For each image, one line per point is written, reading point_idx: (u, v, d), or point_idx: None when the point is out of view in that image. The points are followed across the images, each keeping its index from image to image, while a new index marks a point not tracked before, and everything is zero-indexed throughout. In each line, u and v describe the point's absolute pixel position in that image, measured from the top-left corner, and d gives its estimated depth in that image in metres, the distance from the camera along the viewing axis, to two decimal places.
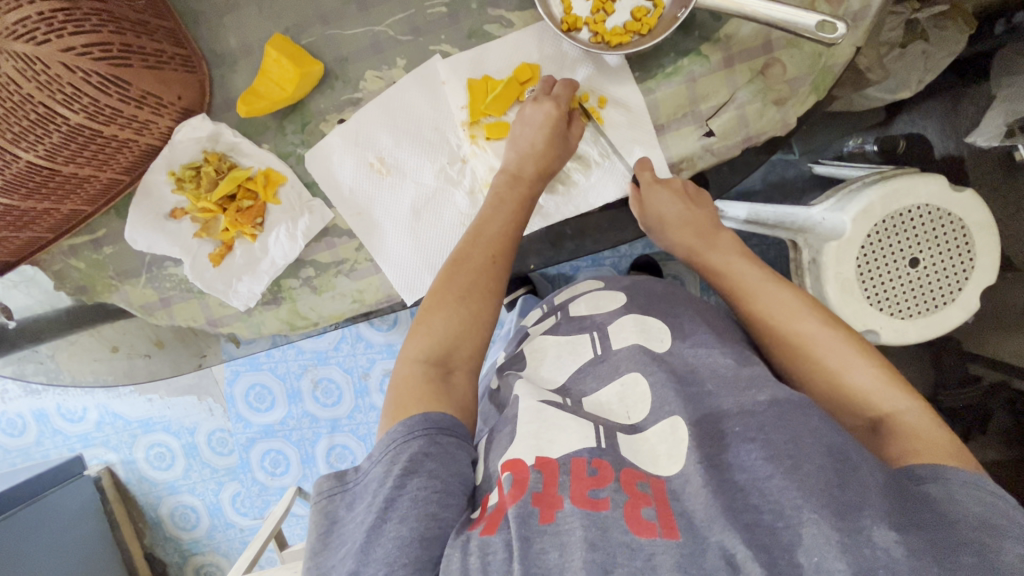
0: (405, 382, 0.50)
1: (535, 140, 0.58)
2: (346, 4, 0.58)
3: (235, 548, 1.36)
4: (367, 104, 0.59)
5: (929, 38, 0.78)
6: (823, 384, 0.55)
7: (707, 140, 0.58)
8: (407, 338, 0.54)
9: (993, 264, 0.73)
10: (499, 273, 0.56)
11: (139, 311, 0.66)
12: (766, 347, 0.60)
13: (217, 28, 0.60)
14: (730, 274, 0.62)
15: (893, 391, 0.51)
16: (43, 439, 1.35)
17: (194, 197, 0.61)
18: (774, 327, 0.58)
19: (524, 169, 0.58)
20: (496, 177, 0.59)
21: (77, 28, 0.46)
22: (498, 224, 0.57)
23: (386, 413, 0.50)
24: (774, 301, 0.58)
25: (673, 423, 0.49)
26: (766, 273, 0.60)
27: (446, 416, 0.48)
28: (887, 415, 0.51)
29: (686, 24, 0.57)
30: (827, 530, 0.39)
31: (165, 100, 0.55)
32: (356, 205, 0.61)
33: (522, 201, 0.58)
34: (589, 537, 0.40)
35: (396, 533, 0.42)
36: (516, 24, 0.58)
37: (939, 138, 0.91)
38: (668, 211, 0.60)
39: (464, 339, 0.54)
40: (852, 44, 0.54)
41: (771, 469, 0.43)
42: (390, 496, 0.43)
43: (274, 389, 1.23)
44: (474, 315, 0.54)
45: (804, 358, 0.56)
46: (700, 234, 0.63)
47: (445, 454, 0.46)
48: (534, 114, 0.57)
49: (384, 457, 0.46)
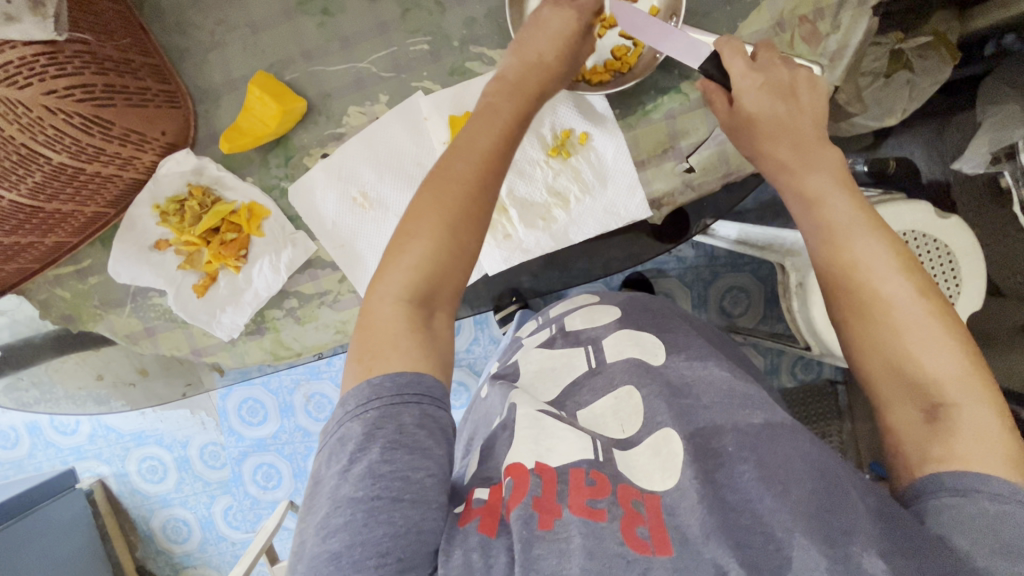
0: (385, 323, 0.45)
1: (545, 49, 0.53)
2: (329, 41, 0.59)
3: (227, 561, 1.37)
4: (350, 139, 0.60)
5: (913, 68, 0.79)
6: (888, 357, 0.46)
7: (687, 176, 0.58)
8: (383, 269, 0.47)
9: (980, 291, 0.73)
10: (489, 198, 0.49)
11: (124, 340, 0.66)
12: (835, 299, 0.49)
13: (201, 64, 0.61)
14: (821, 210, 0.50)
15: (974, 384, 0.43)
16: (36, 451, 1.35)
17: (178, 230, 0.62)
18: (857, 279, 0.47)
19: (524, 76, 0.52)
20: (492, 84, 0.52)
21: (60, 71, 0.46)
22: (487, 138, 0.50)
23: (354, 361, 0.45)
24: (867, 250, 0.47)
25: (665, 435, 0.50)
26: (869, 215, 0.48)
27: (439, 385, 0.45)
28: (955, 408, 0.43)
29: (666, 63, 0.58)
30: (817, 557, 0.40)
31: (149, 136, 0.56)
32: (339, 238, 0.61)
33: (520, 112, 0.52)
34: (587, 545, 0.41)
35: (387, 514, 0.39)
36: (497, 61, 0.58)
37: (927, 164, 0.92)
38: (759, 109, 0.51)
39: (450, 274, 0.47)
40: (830, 84, 0.55)
41: (763, 490, 0.44)
42: (375, 464, 0.40)
43: (266, 404, 1.23)
44: (459, 247, 0.48)
45: (880, 326, 0.46)
46: (800, 150, 0.51)
47: (438, 430, 0.43)
48: (552, 24, 0.53)
49: (367, 415, 0.42)
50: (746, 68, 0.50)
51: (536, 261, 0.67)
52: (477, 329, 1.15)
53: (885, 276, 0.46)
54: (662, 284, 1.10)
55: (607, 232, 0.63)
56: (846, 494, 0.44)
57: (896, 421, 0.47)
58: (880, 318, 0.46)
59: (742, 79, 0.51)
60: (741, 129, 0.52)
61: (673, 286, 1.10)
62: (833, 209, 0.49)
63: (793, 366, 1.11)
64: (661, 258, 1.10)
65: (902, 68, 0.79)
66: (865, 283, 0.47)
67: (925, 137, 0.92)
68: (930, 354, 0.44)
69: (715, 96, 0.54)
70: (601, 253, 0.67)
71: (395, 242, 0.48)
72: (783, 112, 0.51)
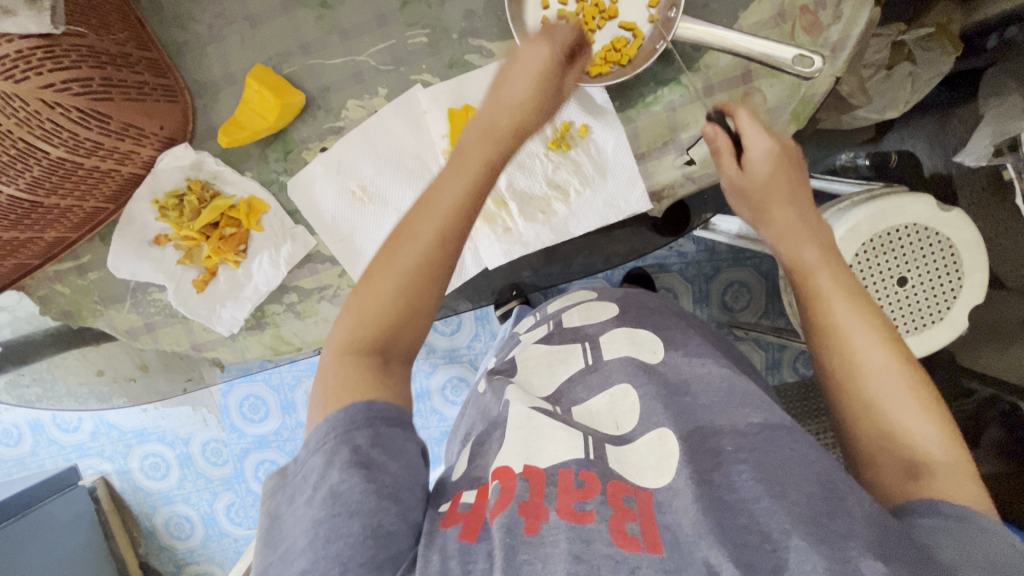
0: (338, 373, 0.46)
1: (517, 94, 0.52)
2: (327, 34, 0.59)
3: (229, 558, 1.37)
4: (349, 133, 0.60)
5: (915, 60, 0.78)
6: (869, 414, 0.49)
7: (687, 169, 0.58)
8: (343, 318, 0.48)
9: (983, 283, 0.72)
10: (450, 250, 0.49)
11: (124, 336, 0.66)
12: (821, 359, 0.53)
13: (200, 58, 0.60)
14: (810, 275, 0.55)
15: (947, 443, 0.46)
16: (39, 449, 1.35)
17: (178, 225, 0.62)
18: (840, 339, 0.52)
19: (499, 120, 0.52)
20: (467, 130, 0.52)
21: (57, 65, 0.46)
22: (453, 190, 0.49)
23: (317, 403, 0.46)
24: (850, 317, 0.52)
25: (662, 435, 0.50)
26: (853, 283, 0.53)
27: (391, 406, 0.45)
28: (931, 465, 0.45)
29: (666, 54, 0.58)
30: (815, 557, 0.39)
31: (147, 131, 0.56)
32: (339, 233, 0.61)
33: (490, 161, 0.51)
34: (573, 550, 0.40)
35: (347, 530, 0.39)
36: (496, 54, 0.58)
37: (929, 157, 0.92)
38: (766, 166, 0.54)
39: (407, 327, 0.48)
40: (831, 74, 0.53)
41: (761, 491, 0.44)
42: (335, 488, 0.40)
43: (267, 401, 1.23)
44: (414, 292, 0.48)
45: (859, 386, 0.50)
46: (803, 219, 0.57)
47: (393, 446, 0.43)
48: (526, 60, 0.52)
49: (325, 446, 0.43)
50: (761, 132, 0.53)
51: (537, 254, 0.67)
52: (478, 325, 1.15)
53: (868, 341, 0.50)
54: (663, 279, 1.10)
55: (607, 224, 0.62)
56: (846, 497, 0.43)
57: (878, 475, 0.49)
58: (861, 379, 0.50)
59: (758, 141, 0.53)
60: (748, 185, 0.56)
61: (674, 282, 1.10)
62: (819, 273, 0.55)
63: (794, 361, 1.08)
64: (662, 253, 1.10)
65: (903, 61, 0.78)
66: (845, 345, 0.51)
67: (928, 130, 0.92)
68: (906, 413, 0.47)
69: (721, 153, 0.55)
70: (601, 248, 0.66)
71: (359, 288, 0.49)
72: (784, 176, 0.55)
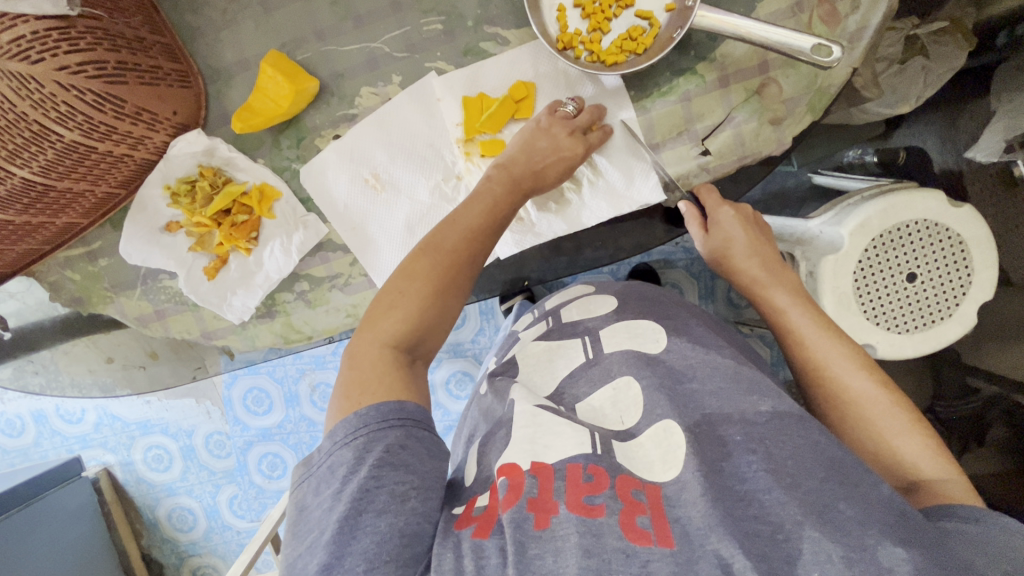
0: (365, 365, 0.47)
1: (545, 157, 0.57)
2: (342, 21, 0.58)
3: (232, 550, 1.38)
4: (363, 120, 0.59)
5: (929, 54, 0.78)
6: (863, 440, 0.53)
7: (703, 160, 0.57)
8: (372, 319, 0.49)
9: (993, 279, 0.72)
10: (472, 272, 0.53)
11: (134, 323, 0.66)
12: (811, 390, 0.58)
13: (213, 43, 0.60)
14: (784, 316, 0.60)
15: (935, 457, 0.50)
16: (42, 440, 1.35)
17: (190, 211, 0.62)
18: (822, 376, 0.56)
19: (526, 180, 0.57)
20: (493, 172, 0.57)
21: (72, 47, 0.46)
22: (475, 214, 0.54)
23: (341, 396, 0.46)
24: (827, 350, 0.56)
25: (666, 428, 0.49)
26: (825, 321, 0.58)
27: (420, 409, 0.46)
28: (928, 482, 0.49)
29: (683, 43, 0.57)
30: (828, 547, 0.39)
31: (160, 116, 0.56)
32: (351, 221, 0.61)
33: (511, 204, 0.56)
34: (584, 544, 0.40)
35: (375, 528, 0.40)
36: (512, 42, 0.58)
37: (939, 152, 0.90)
38: (727, 230, 0.63)
39: (432, 333, 0.51)
40: (847, 65, 0.54)
41: (771, 482, 0.44)
42: (365, 486, 0.41)
43: (271, 393, 1.23)
44: (440, 313, 0.51)
45: (849, 415, 0.54)
46: (767, 267, 0.62)
47: (422, 448, 0.45)
48: (560, 141, 0.56)
49: (357, 441, 0.43)
50: (720, 202, 0.62)
51: (546, 246, 0.65)
52: (482, 320, 1.15)
53: (845, 372, 0.55)
54: (669, 275, 1.10)
55: (620, 215, 0.62)
56: (860, 484, 0.44)
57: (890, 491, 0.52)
58: (848, 408, 0.54)
59: (718, 210, 0.62)
60: (715, 249, 0.65)
61: (680, 278, 1.10)
62: (794, 315, 0.59)
63: None
64: (668, 249, 1.09)
65: (917, 54, 0.78)
66: (831, 379, 0.55)
67: (937, 125, 0.90)
68: (894, 436, 0.51)
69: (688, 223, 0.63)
70: (611, 240, 0.64)
71: (383, 296, 0.51)
72: (748, 234, 0.64)
